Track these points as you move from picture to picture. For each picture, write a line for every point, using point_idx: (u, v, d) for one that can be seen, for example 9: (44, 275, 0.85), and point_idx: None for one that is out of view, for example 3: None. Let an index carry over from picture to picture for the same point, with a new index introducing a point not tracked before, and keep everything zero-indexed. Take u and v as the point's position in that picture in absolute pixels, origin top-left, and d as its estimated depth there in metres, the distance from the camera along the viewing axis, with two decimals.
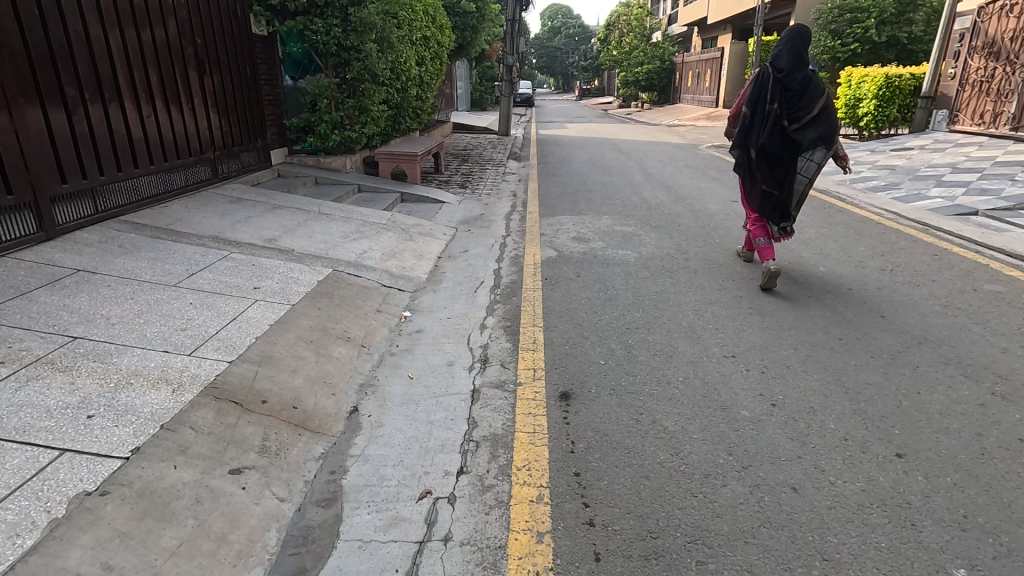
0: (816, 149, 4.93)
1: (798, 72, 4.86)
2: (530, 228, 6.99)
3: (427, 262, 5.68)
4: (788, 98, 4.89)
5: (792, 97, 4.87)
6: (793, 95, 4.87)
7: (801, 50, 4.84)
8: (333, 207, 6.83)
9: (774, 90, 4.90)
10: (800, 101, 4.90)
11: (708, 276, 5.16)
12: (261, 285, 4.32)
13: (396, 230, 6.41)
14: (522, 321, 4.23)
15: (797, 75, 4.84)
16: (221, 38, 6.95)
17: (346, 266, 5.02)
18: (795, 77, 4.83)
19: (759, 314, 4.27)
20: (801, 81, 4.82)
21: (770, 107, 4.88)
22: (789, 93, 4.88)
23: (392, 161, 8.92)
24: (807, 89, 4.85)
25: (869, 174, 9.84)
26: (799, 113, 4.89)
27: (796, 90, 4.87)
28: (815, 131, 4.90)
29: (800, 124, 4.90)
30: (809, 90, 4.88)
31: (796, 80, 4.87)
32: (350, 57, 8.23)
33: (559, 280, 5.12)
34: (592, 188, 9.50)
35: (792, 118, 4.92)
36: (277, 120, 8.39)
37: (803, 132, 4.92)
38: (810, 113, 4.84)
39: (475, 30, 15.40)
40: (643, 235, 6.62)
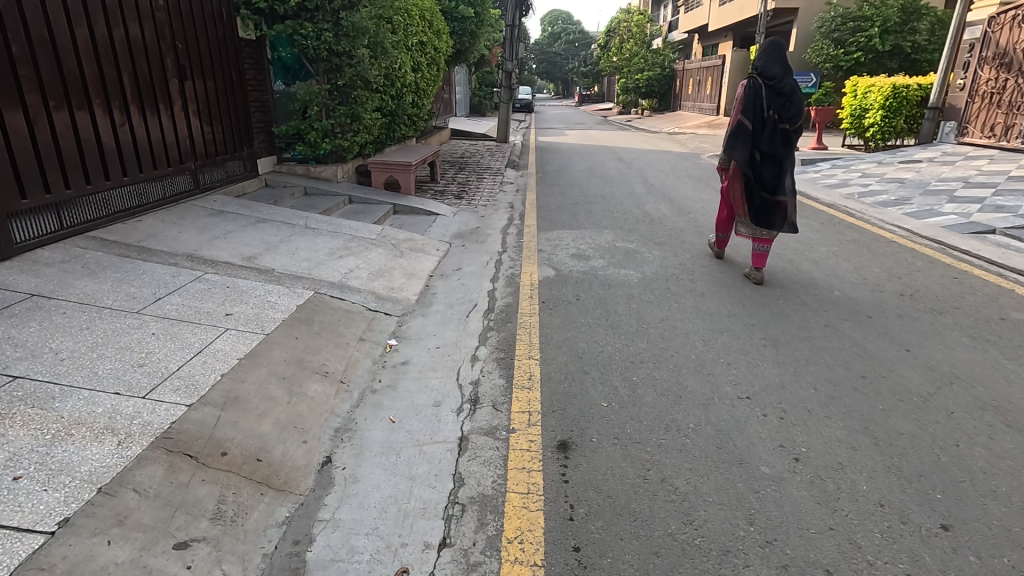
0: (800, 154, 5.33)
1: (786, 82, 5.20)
2: (528, 244, 6.67)
3: (418, 282, 5.36)
4: (781, 105, 5.18)
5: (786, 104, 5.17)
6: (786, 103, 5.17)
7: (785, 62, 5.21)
8: (321, 220, 6.51)
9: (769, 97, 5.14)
10: (787, 109, 5.25)
11: (715, 300, 4.85)
12: (234, 311, 3.98)
13: (386, 245, 6.10)
14: (517, 353, 3.90)
15: (788, 84, 5.15)
16: (204, 41, 6.61)
17: (329, 288, 4.68)
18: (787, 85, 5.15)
19: (772, 346, 3.95)
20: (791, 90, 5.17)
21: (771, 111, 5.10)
22: (781, 101, 5.18)
23: (385, 170, 8.61)
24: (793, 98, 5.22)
25: (878, 187, 9.55)
26: (790, 119, 5.21)
27: (786, 98, 5.20)
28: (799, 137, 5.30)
29: (791, 129, 5.23)
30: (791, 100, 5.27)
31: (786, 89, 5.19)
32: (341, 63, 7.92)
33: (557, 303, 4.79)
34: (593, 200, 9.20)
35: (784, 124, 5.21)
36: (266, 128, 8.07)
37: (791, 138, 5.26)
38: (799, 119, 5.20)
39: (474, 36, 15.13)
40: (646, 252, 6.31)
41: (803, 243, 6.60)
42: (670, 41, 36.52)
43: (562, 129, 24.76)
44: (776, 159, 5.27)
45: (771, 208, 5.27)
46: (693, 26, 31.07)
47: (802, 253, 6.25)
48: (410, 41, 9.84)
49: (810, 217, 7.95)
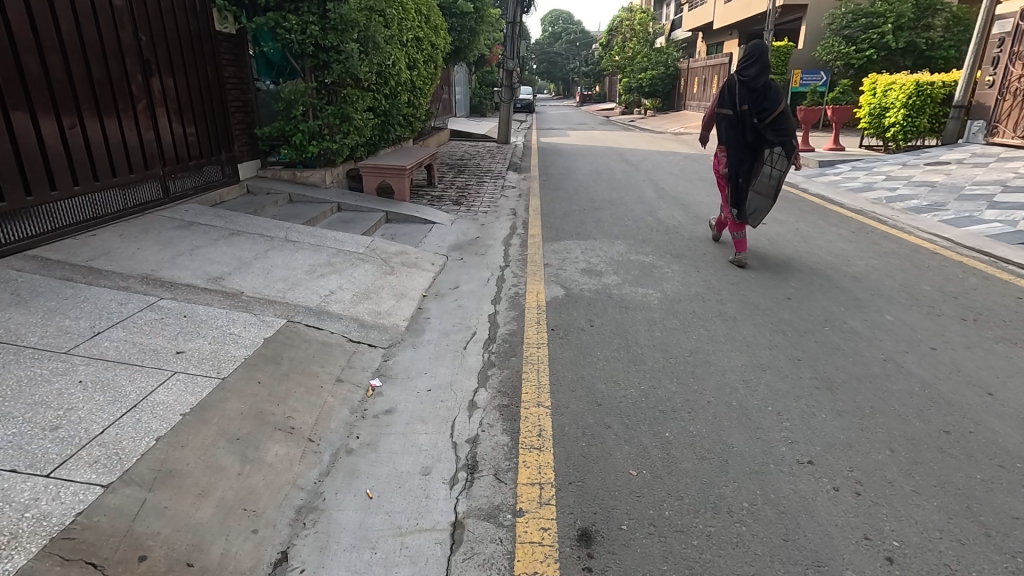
0: (778, 145, 5.58)
1: (759, 80, 5.51)
2: (532, 256, 6.05)
3: (410, 304, 4.72)
4: (753, 100, 5.54)
5: (757, 99, 5.50)
6: (756, 98, 5.50)
7: (762, 60, 5.50)
8: (303, 231, 5.89)
9: (740, 96, 5.55)
10: (763, 104, 5.53)
11: (751, 327, 4.21)
12: (187, 348, 3.35)
13: (375, 260, 5.47)
14: (524, 399, 3.27)
15: (760, 80, 5.46)
16: (173, 33, 5.96)
17: (306, 315, 4.06)
18: (760, 81, 5.45)
19: (828, 388, 3.32)
20: (764, 85, 5.46)
21: (739, 108, 5.51)
22: (754, 96, 5.50)
23: (377, 175, 7.98)
24: (767, 93, 5.48)
25: (906, 191, 8.92)
26: (764, 112, 5.52)
27: (760, 93, 5.51)
28: (777, 128, 5.54)
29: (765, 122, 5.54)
30: (770, 93, 5.53)
31: (759, 86, 5.50)
32: (329, 59, 7.30)
33: (567, 331, 4.17)
34: (601, 206, 8.59)
35: (756, 118, 5.54)
36: (248, 129, 7.43)
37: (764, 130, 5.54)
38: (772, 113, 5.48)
39: (473, 32, 14.50)
40: (664, 266, 5.68)
41: (837, 256, 5.96)
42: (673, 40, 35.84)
43: (565, 129, 24.15)
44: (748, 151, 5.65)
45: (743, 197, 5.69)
46: (698, 24, 30.41)
47: (838, 267, 5.61)
48: (405, 36, 9.20)
49: (839, 224, 7.30)
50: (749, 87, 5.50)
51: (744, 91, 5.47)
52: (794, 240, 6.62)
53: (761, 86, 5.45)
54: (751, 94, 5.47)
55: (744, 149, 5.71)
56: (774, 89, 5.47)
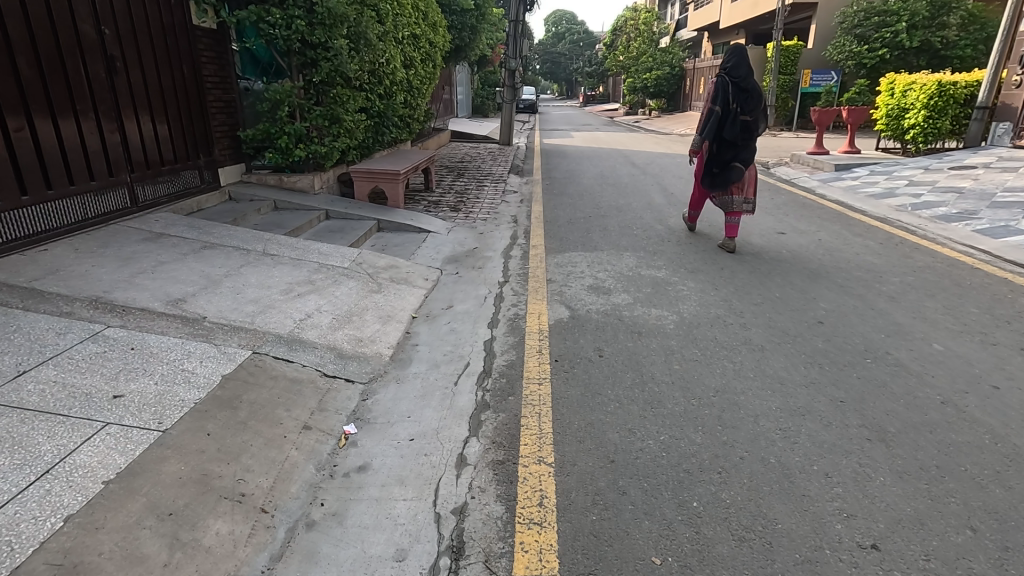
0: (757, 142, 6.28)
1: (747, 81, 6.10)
2: (533, 271, 5.56)
3: (397, 327, 4.23)
4: (742, 100, 6.13)
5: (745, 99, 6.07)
6: (746, 98, 6.10)
7: (748, 62, 6.10)
8: (285, 243, 5.40)
9: (733, 94, 6.06)
10: (749, 103, 6.16)
11: (783, 358, 3.70)
12: (127, 391, 2.85)
13: (361, 277, 4.97)
14: (523, 454, 2.77)
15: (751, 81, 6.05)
16: (143, 26, 5.45)
17: (276, 345, 3.57)
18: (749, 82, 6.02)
19: (883, 441, 2.81)
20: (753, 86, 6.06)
21: (730, 105, 6.04)
22: (743, 95, 6.06)
23: (369, 180, 7.50)
24: (754, 94, 6.12)
25: (932, 198, 8.39)
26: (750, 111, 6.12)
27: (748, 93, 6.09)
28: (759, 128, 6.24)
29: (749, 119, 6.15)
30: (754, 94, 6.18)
31: (747, 87, 6.09)
32: (316, 56, 6.79)
33: (573, 364, 3.66)
34: (607, 213, 8.10)
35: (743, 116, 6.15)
36: (230, 131, 6.93)
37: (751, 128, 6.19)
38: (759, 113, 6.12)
39: (473, 30, 13.99)
40: (679, 282, 5.18)
41: (868, 271, 5.44)
42: (678, 40, 35.34)
43: (568, 130, 23.65)
44: (734, 145, 6.25)
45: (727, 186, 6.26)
46: (704, 23, 29.88)
47: (870, 284, 5.10)
48: (399, 33, 8.70)
49: (864, 234, 6.79)
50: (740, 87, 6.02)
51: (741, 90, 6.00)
52: (818, 253, 6.11)
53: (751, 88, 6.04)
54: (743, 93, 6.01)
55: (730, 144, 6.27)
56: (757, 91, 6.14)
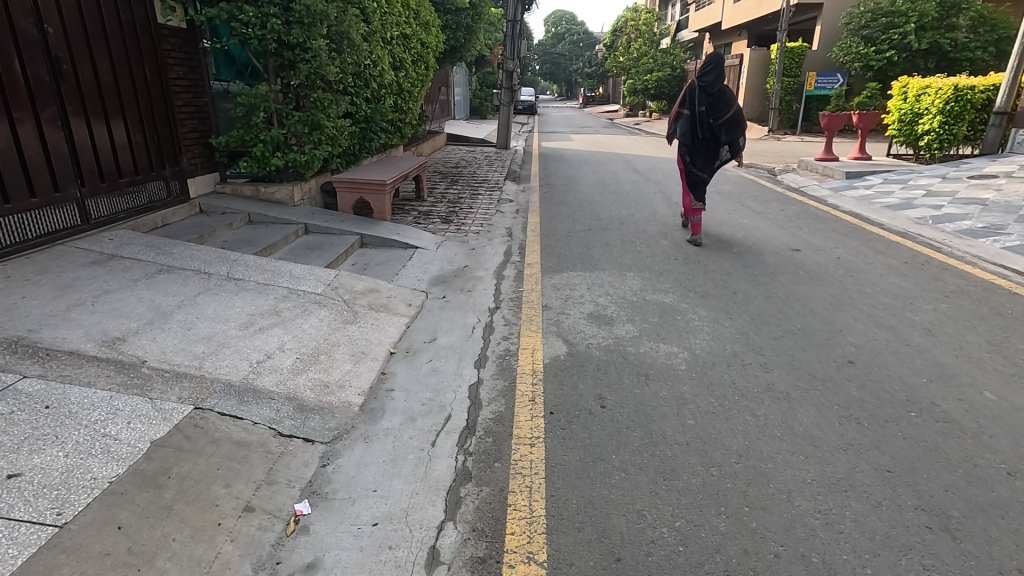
0: (729, 142, 6.61)
1: (716, 85, 6.49)
2: (528, 295, 5.06)
3: (372, 367, 3.72)
4: (710, 103, 6.52)
5: (712, 102, 6.47)
6: (714, 101, 6.48)
7: (719, 69, 6.48)
8: (254, 264, 4.89)
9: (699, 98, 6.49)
10: (718, 106, 6.52)
11: (814, 411, 3.19)
12: (27, 468, 2.34)
13: (335, 305, 4.46)
14: (510, 550, 2.27)
15: (718, 86, 6.44)
16: (97, 24, 4.94)
17: (224, 396, 3.05)
18: (715, 87, 6.43)
19: (948, 532, 2.30)
20: (720, 90, 6.47)
21: (696, 108, 6.47)
22: (710, 98, 6.47)
23: (353, 191, 6.99)
24: (722, 97, 6.48)
25: (954, 210, 7.90)
26: (718, 113, 6.54)
27: (717, 97, 6.51)
28: (729, 128, 6.57)
29: (718, 122, 6.56)
30: (724, 97, 6.52)
31: (716, 91, 6.48)
32: (294, 58, 6.27)
33: (571, 418, 3.16)
34: (608, 225, 7.62)
35: (712, 117, 6.54)
36: (202, 137, 6.42)
37: (719, 129, 6.56)
38: (726, 115, 6.48)
39: (468, 30, 13.51)
40: (689, 310, 4.67)
41: (896, 296, 4.94)
42: (679, 41, 34.87)
43: (568, 133, 23.16)
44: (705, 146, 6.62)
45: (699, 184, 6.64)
46: (705, 24, 29.47)
47: (901, 312, 4.60)
48: (388, 33, 8.22)
49: (886, 251, 6.29)
50: (706, 92, 6.46)
51: (706, 93, 6.42)
52: (838, 273, 5.61)
53: (718, 91, 6.45)
54: (709, 97, 6.45)
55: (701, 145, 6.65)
56: (727, 93, 6.49)
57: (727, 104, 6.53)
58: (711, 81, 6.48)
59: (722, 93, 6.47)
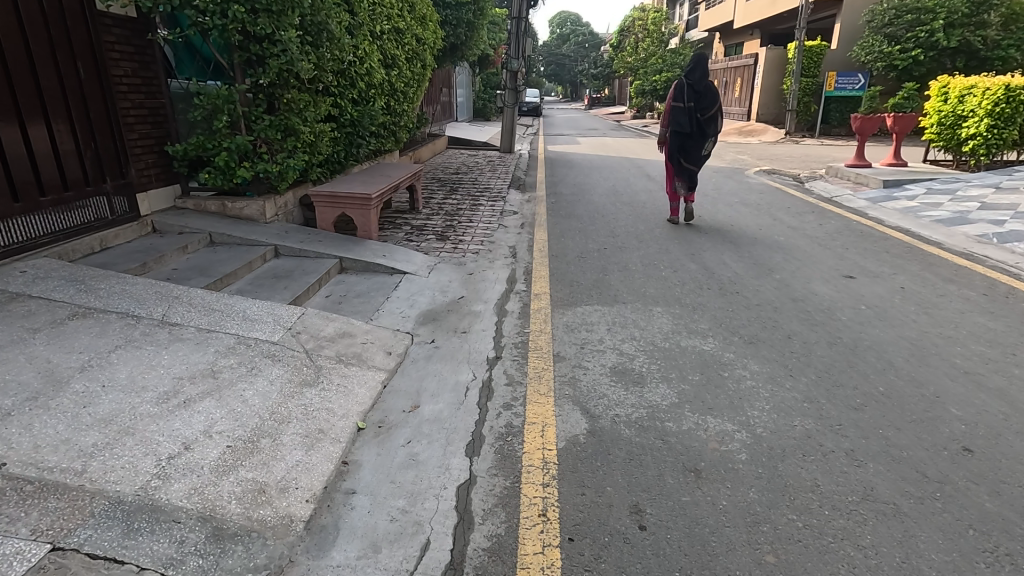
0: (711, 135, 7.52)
1: (702, 84, 7.37)
2: (535, 340, 4.15)
3: (329, 455, 2.81)
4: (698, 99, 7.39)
5: (701, 98, 7.35)
6: (701, 97, 7.37)
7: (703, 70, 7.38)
8: (201, 301, 4.01)
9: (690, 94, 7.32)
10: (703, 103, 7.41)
11: (942, 541, 2.26)
12: None
13: (295, 359, 3.55)
14: None
15: (704, 84, 7.33)
16: (10, 18, 4.09)
17: (102, 524, 2.15)
18: (703, 85, 7.34)
19: None
20: (705, 89, 7.38)
21: (689, 102, 7.29)
22: (698, 95, 7.35)
23: (334, 207, 6.09)
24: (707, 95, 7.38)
25: (1020, 226, 6.93)
26: (704, 109, 7.41)
27: (702, 94, 7.42)
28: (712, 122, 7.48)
29: (705, 116, 7.45)
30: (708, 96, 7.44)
31: (702, 89, 7.36)
32: (262, 51, 5.34)
33: (600, 554, 2.23)
34: (625, 243, 6.73)
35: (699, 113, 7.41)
36: (156, 144, 5.53)
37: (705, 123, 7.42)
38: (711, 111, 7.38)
39: (469, 26, 12.61)
40: (736, 364, 3.75)
41: (990, 343, 4.00)
42: (688, 41, 33.89)
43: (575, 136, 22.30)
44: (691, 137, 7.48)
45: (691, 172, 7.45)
46: (716, 24, 28.55)
47: (1005, 368, 3.65)
48: (377, 25, 7.33)
49: (957, 278, 5.35)
50: (696, 89, 7.32)
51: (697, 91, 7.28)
52: (908, 308, 4.68)
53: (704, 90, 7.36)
54: (697, 93, 7.33)
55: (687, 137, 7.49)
56: (710, 92, 7.41)
57: (710, 101, 7.45)
58: (698, 80, 7.35)
59: (707, 91, 7.37)
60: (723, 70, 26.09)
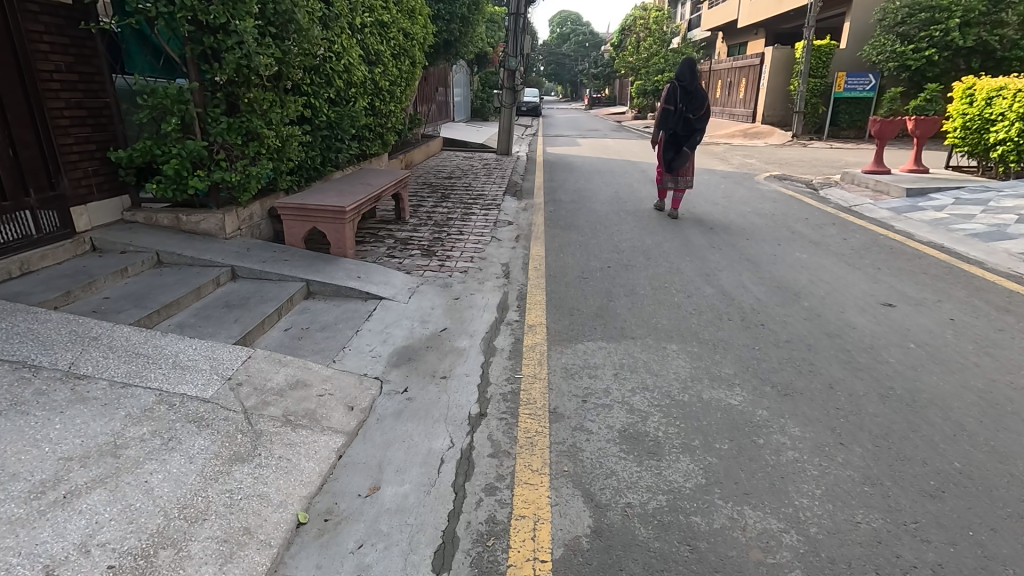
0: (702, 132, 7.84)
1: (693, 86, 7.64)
2: (528, 389, 3.46)
3: (251, 570, 2.12)
4: (688, 101, 7.70)
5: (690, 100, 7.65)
6: (691, 99, 7.65)
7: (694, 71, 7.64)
8: (125, 342, 3.33)
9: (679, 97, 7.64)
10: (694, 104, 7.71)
11: None
12: None
13: (229, 422, 2.86)
14: None
15: (694, 87, 7.60)
16: None
17: None
18: (693, 87, 7.61)
19: None
20: (696, 90, 7.64)
21: (678, 105, 7.61)
22: (688, 98, 7.65)
23: (304, 220, 5.42)
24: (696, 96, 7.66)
25: None
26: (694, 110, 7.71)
27: (693, 95, 7.69)
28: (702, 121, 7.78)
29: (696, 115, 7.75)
30: (699, 95, 7.71)
31: (692, 91, 7.65)
32: (217, 43, 4.65)
33: None
34: (630, 260, 6.06)
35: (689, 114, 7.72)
36: (97, 150, 4.84)
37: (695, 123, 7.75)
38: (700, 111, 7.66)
39: (464, 22, 11.92)
40: (772, 426, 3.07)
41: None
42: (691, 40, 33.20)
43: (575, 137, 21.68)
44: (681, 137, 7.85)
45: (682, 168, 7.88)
46: (719, 22, 27.88)
47: None
48: (355, 17, 6.66)
49: (1012, 307, 4.68)
50: (686, 93, 7.63)
51: (685, 94, 7.56)
52: (966, 346, 4.00)
53: (696, 91, 7.66)
54: (687, 96, 7.63)
55: (677, 137, 7.87)
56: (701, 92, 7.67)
57: (701, 101, 7.72)
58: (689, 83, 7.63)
59: (697, 92, 7.64)
60: (726, 69, 25.42)
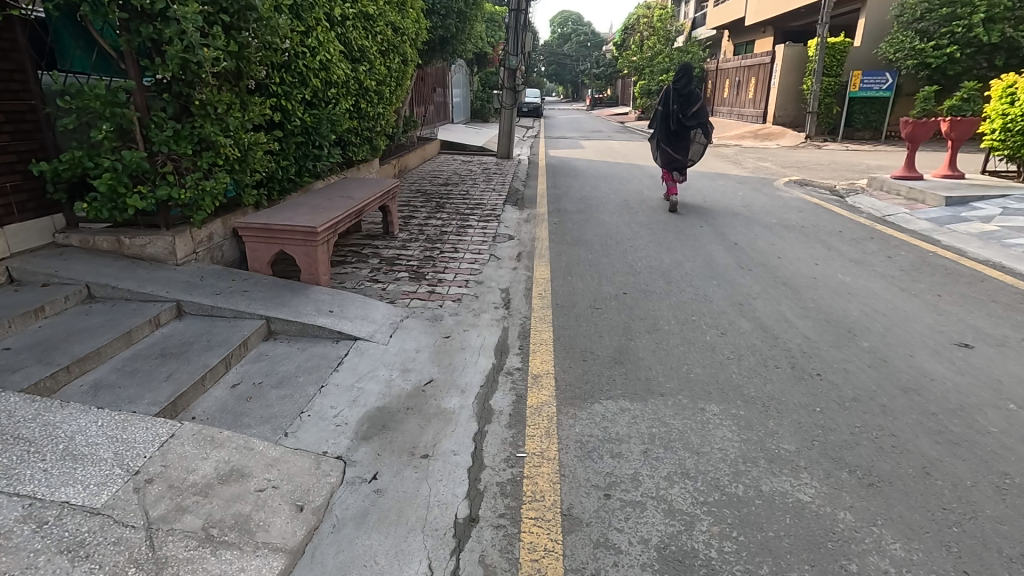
0: (696, 130, 7.49)
1: (686, 86, 7.47)
2: (534, 476, 2.67)
3: None
4: (680, 100, 7.53)
5: (681, 99, 7.47)
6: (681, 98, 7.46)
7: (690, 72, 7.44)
8: (6, 417, 2.54)
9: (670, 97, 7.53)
10: (686, 103, 7.48)
11: None
12: None
13: (120, 550, 2.07)
14: None
15: (685, 86, 7.42)
16: None
17: None
18: (684, 87, 7.44)
19: None
20: (687, 89, 7.42)
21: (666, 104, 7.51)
22: (679, 96, 7.51)
23: (269, 243, 4.63)
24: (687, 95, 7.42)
25: None
26: (685, 108, 7.48)
27: (687, 94, 7.48)
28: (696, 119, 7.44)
29: (688, 113, 7.49)
30: (693, 95, 7.45)
31: (684, 90, 7.47)
32: (153, 34, 3.86)
33: None
34: (649, 284, 5.26)
35: (681, 111, 7.51)
36: (18, 161, 4.06)
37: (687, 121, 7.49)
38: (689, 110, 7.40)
39: (461, 18, 11.20)
40: (863, 540, 2.28)
41: None
42: (695, 39, 32.38)
43: (579, 138, 20.92)
44: (677, 135, 7.63)
45: (672, 164, 7.66)
46: (725, 21, 27.12)
47: None
48: (332, 8, 5.90)
49: None
50: (678, 92, 7.51)
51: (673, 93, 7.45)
52: None
53: (692, 91, 7.50)
54: (678, 96, 7.49)
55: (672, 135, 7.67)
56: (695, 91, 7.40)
57: (695, 99, 7.42)
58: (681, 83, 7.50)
59: (689, 92, 7.42)
60: (734, 69, 24.62)
